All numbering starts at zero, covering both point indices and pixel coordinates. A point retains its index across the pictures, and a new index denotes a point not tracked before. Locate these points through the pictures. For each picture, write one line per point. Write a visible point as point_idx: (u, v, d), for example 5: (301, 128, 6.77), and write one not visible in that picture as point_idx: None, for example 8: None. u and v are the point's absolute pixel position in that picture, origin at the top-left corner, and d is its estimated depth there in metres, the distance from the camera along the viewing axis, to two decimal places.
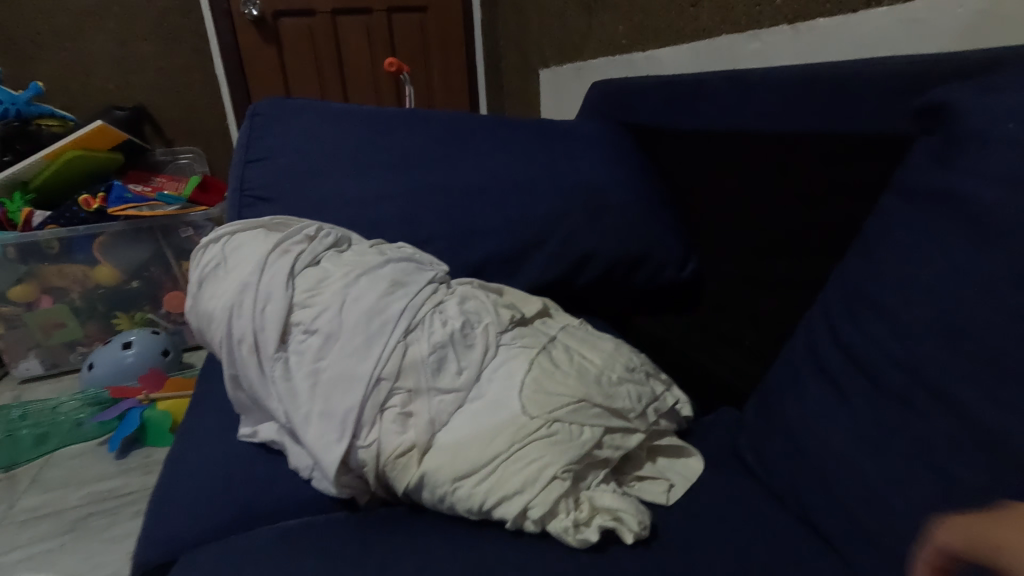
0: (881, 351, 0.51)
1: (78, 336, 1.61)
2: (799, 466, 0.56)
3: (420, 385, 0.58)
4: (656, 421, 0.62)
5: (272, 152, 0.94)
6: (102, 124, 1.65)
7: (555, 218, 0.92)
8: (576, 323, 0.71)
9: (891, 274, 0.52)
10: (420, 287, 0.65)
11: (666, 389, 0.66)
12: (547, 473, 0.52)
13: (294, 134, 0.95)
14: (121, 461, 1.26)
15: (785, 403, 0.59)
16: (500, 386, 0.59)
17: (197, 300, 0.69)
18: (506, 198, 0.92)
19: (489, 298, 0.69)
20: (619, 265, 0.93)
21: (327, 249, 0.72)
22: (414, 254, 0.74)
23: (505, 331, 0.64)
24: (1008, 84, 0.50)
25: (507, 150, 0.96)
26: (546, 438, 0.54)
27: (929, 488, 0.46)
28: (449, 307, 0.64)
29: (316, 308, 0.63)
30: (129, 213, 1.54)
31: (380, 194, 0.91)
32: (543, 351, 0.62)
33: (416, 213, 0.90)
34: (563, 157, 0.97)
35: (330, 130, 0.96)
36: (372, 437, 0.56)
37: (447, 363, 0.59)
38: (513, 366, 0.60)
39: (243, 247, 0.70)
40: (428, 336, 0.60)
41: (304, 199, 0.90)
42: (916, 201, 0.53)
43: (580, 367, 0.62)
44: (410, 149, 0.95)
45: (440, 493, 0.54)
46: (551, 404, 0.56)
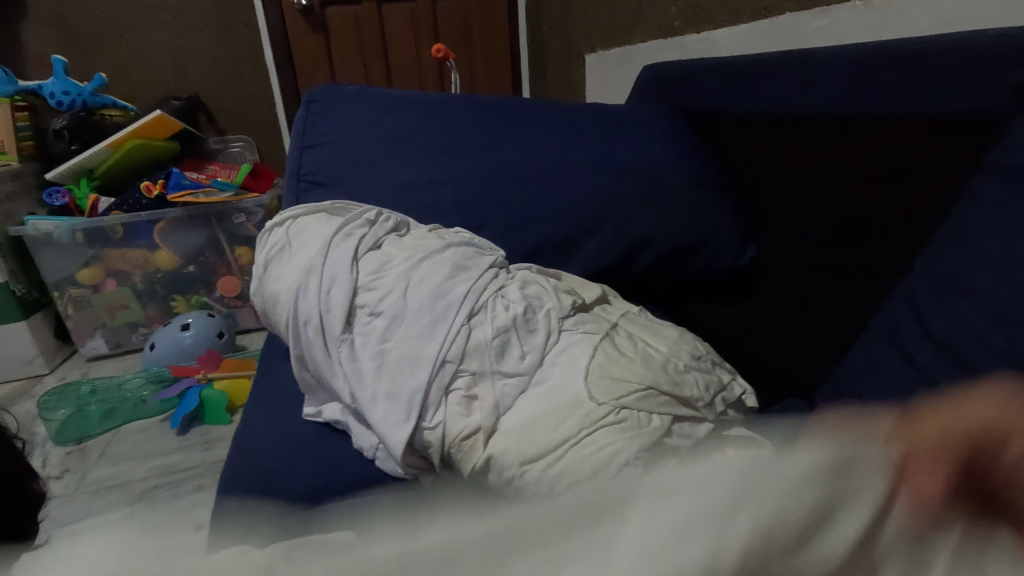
0: (978, 341, 0.48)
1: (139, 318, 1.68)
2: None
3: (484, 368, 0.58)
4: (723, 410, 0.60)
5: (329, 139, 0.96)
6: (161, 114, 1.71)
7: (611, 204, 0.90)
8: (636, 310, 0.70)
9: (988, 260, 0.49)
10: (481, 271, 0.65)
11: (732, 378, 0.64)
12: (619, 460, 0.51)
13: (351, 121, 0.97)
14: (182, 437, 1.31)
15: (863, 395, 0.57)
16: (564, 371, 0.58)
17: (263, 283, 0.71)
18: (561, 184, 0.91)
19: (549, 284, 0.68)
20: (676, 252, 0.91)
21: (387, 233, 0.73)
22: (473, 238, 0.74)
23: (566, 316, 0.64)
24: None
25: (562, 135, 0.95)
26: (614, 424, 0.53)
27: None
28: (511, 292, 0.64)
29: (380, 291, 0.63)
30: (187, 200, 1.59)
31: (435, 179, 0.91)
32: (606, 337, 0.61)
33: (471, 198, 0.90)
34: (619, 141, 0.95)
35: (385, 116, 0.97)
36: (437, 419, 0.57)
37: (510, 347, 0.59)
38: (576, 351, 0.60)
39: (307, 231, 0.72)
40: (491, 320, 0.60)
41: (361, 184, 0.91)
42: (1018, 182, 0.49)
43: (644, 354, 0.61)
44: (464, 134, 0.95)
45: (508, 477, 0.53)
46: (618, 389, 0.56)
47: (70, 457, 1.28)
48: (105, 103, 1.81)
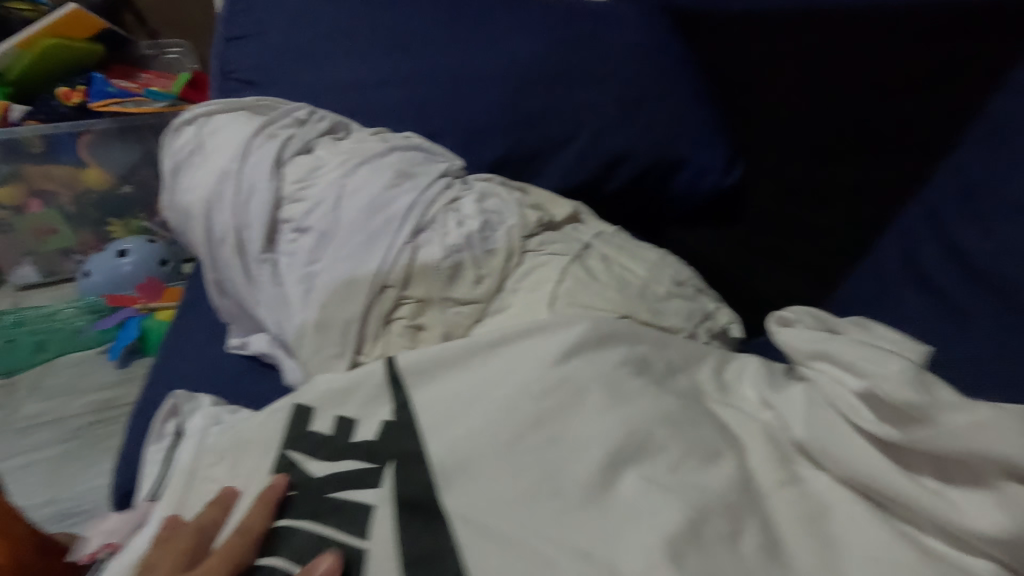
0: None
1: (73, 243, 1.51)
2: None
3: (432, 294, 0.49)
4: (708, 342, 0.52)
5: (258, 29, 0.82)
6: (77, 8, 1.48)
7: (591, 110, 0.79)
8: (612, 230, 0.61)
9: None
10: (431, 179, 0.55)
11: (717, 306, 0.56)
12: None
13: (284, 7, 0.82)
14: (122, 371, 1.21)
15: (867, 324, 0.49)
16: (529, 298, 0.49)
17: (173, 195, 0.59)
18: (535, 86, 0.78)
19: (513, 196, 0.58)
20: (659, 165, 0.80)
21: (321, 134, 0.60)
22: (423, 142, 0.62)
23: (531, 236, 0.54)
24: None
25: (536, 24, 0.80)
26: None
27: None
28: (465, 205, 0.54)
29: (308, 202, 0.53)
30: (114, 108, 1.40)
31: (388, 79, 0.79)
32: (577, 259, 0.52)
33: (430, 104, 0.78)
34: (600, 31, 0.80)
35: (326, 1, 0.81)
36: (377, 351, 0.49)
37: (464, 270, 0.50)
38: (544, 274, 0.51)
39: (223, 130, 0.60)
40: (440, 238, 0.51)
41: (293, 86, 0.79)
42: None
43: (621, 278, 0.52)
44: (421, 23, 0.80)
45: None
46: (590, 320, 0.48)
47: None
48: None
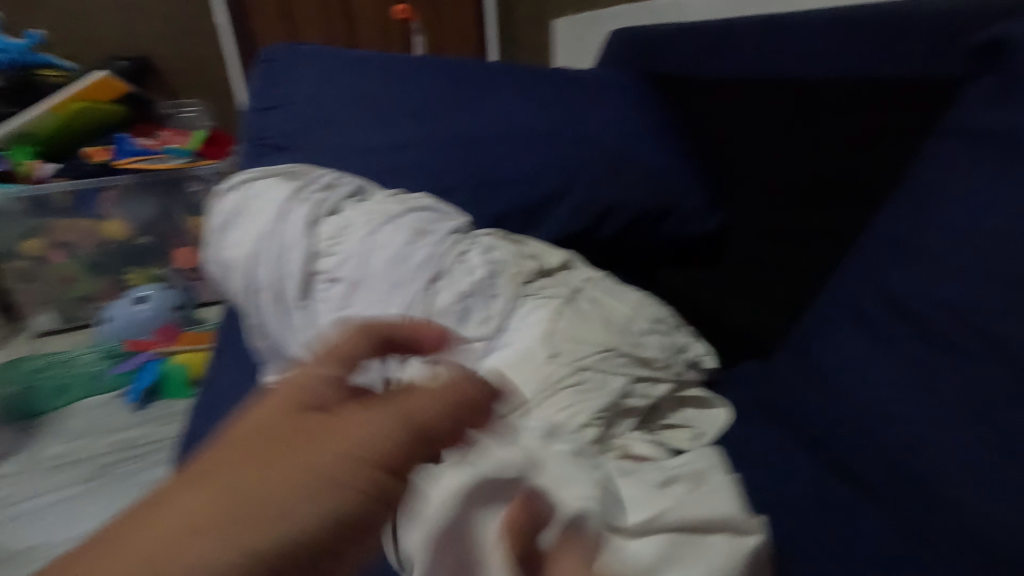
0: (930, 298, 0.47)
1: (92, 291, 1.57)
2: (827, 416, 0.53)
3: (447, 333, 0.57)
4: (683, 371, 0.59)
5: (288, 100, 0.91)
6: (106, 75, 1.52)
7: (581, 168, 0.89)
8: (600, 276, 0.70)
9: (941, 219, 0.48)
10: (445, 235, 0.64)
11: (692, 340, 0.63)
12: (577, 420, 0.50)
13: (313, 81, 0.92)
14: (141, 412, 1.26)
15: (820, 352, 0.55)
16: (530, 334, 0.57)
17: (217, 249, 0.68)
18: (531, 150, 0.88)
19: (514, 248, 0.67)
20: (643, 221, 0.89)
21: (347, 197, 0.70)
22: (433, 203, 0.72)
23: (531, 281, 0.63)
24: None
25: (530, 99, 0.93)
26: (575, 385, 0.52)
27: (977, 435, 0.42)
28: (474, 256, 0.63)
29: (339, 256, 0.62)
30: (137, 166, 1.46)
31: (400, 140, 0.88)
32: (569, 301, 0.61)
33: (435, 163, 0.87)
34: (579, 107, 0.93)
35: (347, 78, 0.92)
36: (401, 383, 0.56)
37: (473, 312, 0.58)
38: (540, 315, 0.59)
39: (262, 194, 0.69)
40: (453, 285, 0.59)
41: (317, 147, 0.87)
42: (970, 142, 0.49)
43: (607, 317, 0.60)
44: (432, 99, 0.91)
45: None
46: (580, 352, 0.54)
47: (22, 435, 1.21)
48: (44, 62, 1.57)
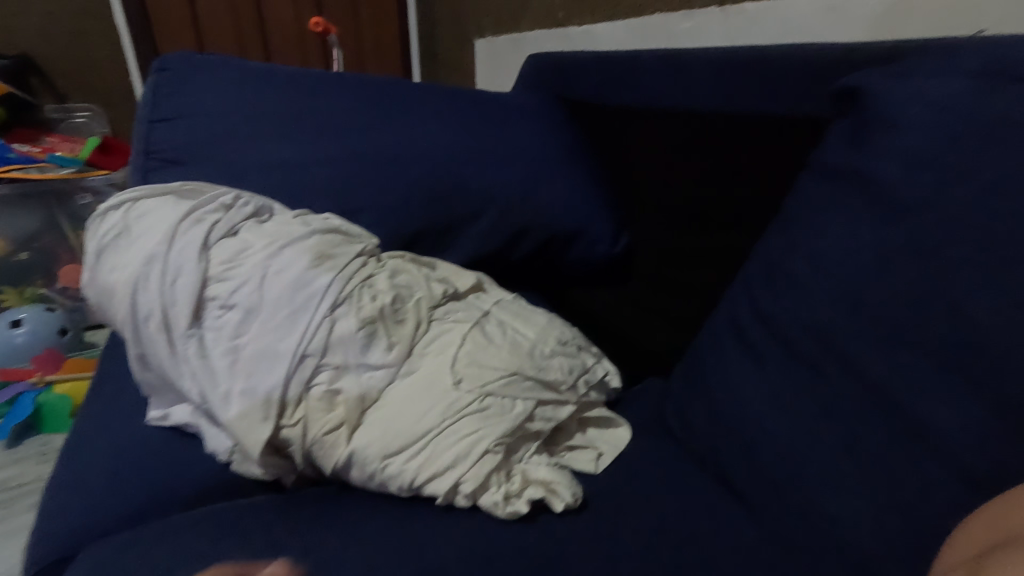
0: (798, 322, 0.51)
1: None
2: (713, 432, 0.56)
3: (348, 361, 0.55)
4: (586, 392, 0.61)
5: (186, 112, 0.86)
6: None
7: (495, 191, 0.90)
8: (509, 298, 0.70)
9: (806, 249, 0.53)
10: (349, 259, 0.62)
11: (595, 361, 0.65)
12: (478, 447, 0.50)
13: (214, 94, 0.87)
14: (13, 450, 1.12)
15: (707, 371, 0.59)
16: (434, 360, 0.57)
17: (95, 273, 0.62)
18: (444, 171, 0.89)
19: (421, 271, 0.67)
20: (554, 241, 0.93)
21: (246, 218, 0.67)
22: (339, 225, 0.70)
23: (438, 306, 0.63)
24: (916, 74, 0.52)
25: (444, 121, 0.93)
26: (477, 412, 0.52)
27: (835, 446, 0.47)
28: (379, 281, 0.62)
29: (233, 281, 0.58)
30: (14, 176, 1.32)
31: (309, 158, 0.85)
32: (476, 325, 0.61)
33: (346, 183, 0.85)
34: (492, 130, 0.94)
35: (251, 92, 0.88)
36: (298, 415, 0.54)
37: (377, 339, 0.57)
38: (446, 340, 0.59)
39: (150, 215, 0.64)
40: (356, 311, 0.58)
41: (218, 164, 0.83)
42: (829, 179, 0.54)
43: (513, 340, 0.60)
44: (343, 117, 0.89)
45: (369, 471, 0.51)
46: (484, 377, 0.55)
47: None
48: None
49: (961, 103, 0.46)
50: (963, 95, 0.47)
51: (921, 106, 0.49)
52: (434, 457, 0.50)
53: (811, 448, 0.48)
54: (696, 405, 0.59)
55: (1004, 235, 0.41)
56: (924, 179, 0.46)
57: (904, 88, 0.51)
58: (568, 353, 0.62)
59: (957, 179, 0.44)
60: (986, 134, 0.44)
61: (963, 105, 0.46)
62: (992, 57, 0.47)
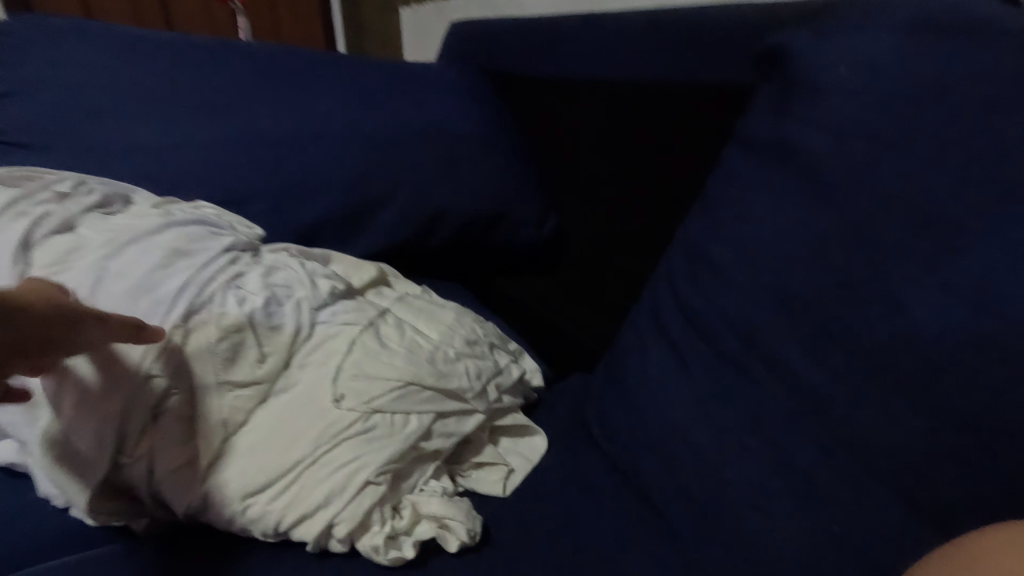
0: (721, 314, 0.46)
1: None
2: (636, 439, 0.50)
3: (206, 380, 0.46)
4: (499, 398, 0.54)
5: (28, 84, 0.72)
6: None
7: (404, 170, 0.81)
8: (415, 292, 0.62)
9: (731, 232, 0.47)
10: (212, 256, 0.52)
11: (511, 360, 0.58)
12: (357, 478, 0.43)
13: (62, 61, 0.73)
14: None
15: (628, 370, 0.53)
16: (313, 374, 0.48)
17: None
18: (346, 150, 0.79)
19: (307, 267, 0.57)
20: (474, 226, 0.85)
21: (88, 209, 0.55)
22: (208, 216, 0.59)
23: (323, 306, 0.54)
24: (843, 30, 0.46)
25: (344, 92, 0.82)
26: (359, 435, 0.45)
27: (762, 457, 0.42)
28: (250, 280, 0.52)
29: None
30: None
31: (183, 138, 0.73)
32: (369, 328, 0.53)
33: (228, 166, 0.74)
34: (402, 102, 0.84)
35: (111, 60, 0.75)
36: (143, 450, 0.44)
37: (245, 350, 0.48)
38: (331, 348, 0.50)
39: None
40: (217, 320, 0.48)
41: (69, 147, 0.70)
42: (754, 152, 0.48)
43: (412, 343, 0.52)
44: (224, 88, 0.77)
45: (229, 514, 0.43)
46: (370, 392, 0.47)
47: None
48: None
49: (891, 64, 0.42)
50: (893, 55, 0.42)
51: (851, 67, 0.43)
52: (305, 493, 0.43)
53: (737, 457, 0.43)
54: (617, 408, 0.53)
55: (937, 213, 0.37)
56: (853, 151, 0.41)
57: (832, 48, 0.45)
58: (478, 355, 0.55)
59: (887, 150, 0.40)
60: (917, 97, 0.40)
61: (893, 66, 0.41)
62: (921, 13, 0.42)
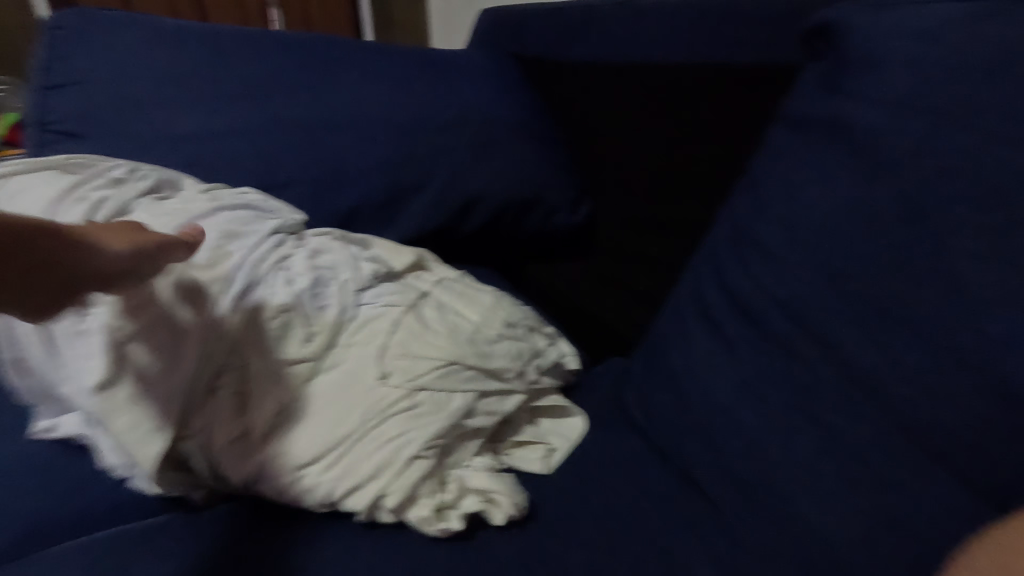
0: (767, 295, 0.45)
1: None
2: (677, 421, 0.50)
3: (258, 357, 0.48)
4: (537, 378, 0.55)
5: (83, 76, 0.75)
6: None
7: (440, 156, 0.82)
8: (455, 276, 0.63)
9: (777, 212, 0.46)
10: (262, 240, 0.54)
11: (549, 343, 0.59)
12: (404, 452, 0.44)
13: (114, 53, 0.76)
14: None
15: (669, 351, 0.53)
16: (359, 352, 0.49)
17: None
18: (383, 136, 0.80)
19: (350, 250, 0.58)
20: (507, 211, 0.85)
21: (143, 194, 0.58)
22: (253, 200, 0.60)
23: (367, 288, 0.55)
24: (898, 4, 0.45)
25: (381, 80, 0.83)
26: (406, 411, 0.46)
27: (809, 437, 0.41)
28: (297, 263, 0.54)
29: None
30: None
31: (228, 127, 0.75)
32: (411, 309, 0.53)
33: (271, 154, 0.76)
34: (437, 89, 0.85)
35: (159, 51, 0.77)
36: (199, 424, 0.46)
37: (294, 329, 0.50)
38: (375, 328, 0.51)
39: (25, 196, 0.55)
40: (268, 301, 0.50)
41: (121, 136, 0.73)
42: (801, 131, 0.48)
43: (452, 324, 0.54)
44: (266, 78, 0.79)
45: (281, 485, 0.45)
46: (415, 369, 0.48)
47: None
48: None
49: (949, 36, 0.40)
50: (953, 25, 0.41)
51: (907, 39, 0.42)
52: (355, 466, 0.44)
53: (784, 439, 0.43)
54: (658, 390, 0.53)
55: (1000, 188, 0.36)
56: (908, 126, 0.40)
57: (885, 23, 0.44)
58: (517, 336, 0.56)
59: (945, 123, 0.39)
60: (979, 69, 0.38)
61: (951, 37, 0.40)
62: None
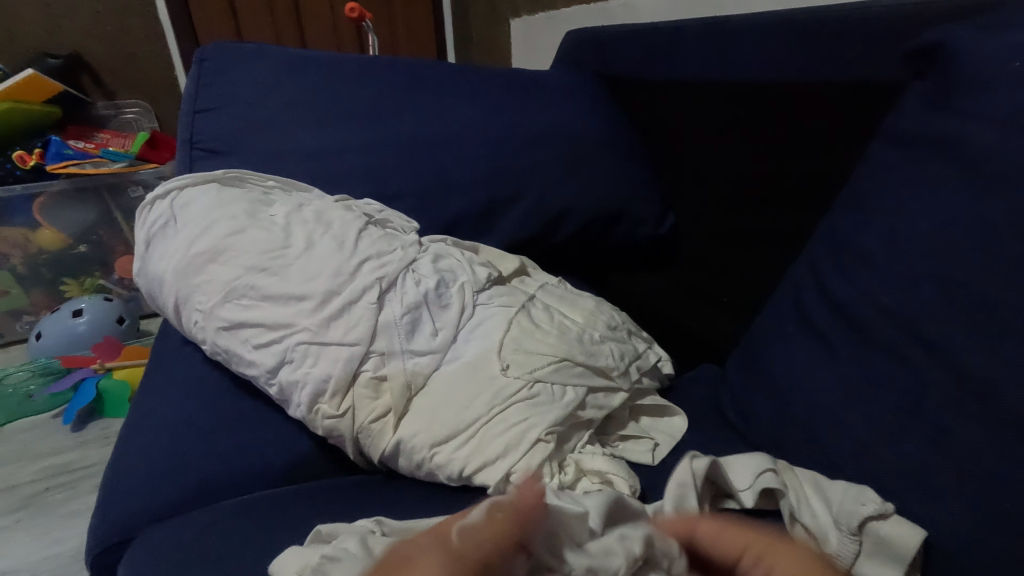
0: (873, 304, 0.47)
1: (24, 305, 1.41)
2: (777, 422, 0.53)
3: (393, 347, 0.54)
4: (638, 378, 0.59)
5: (227, 100, 0.85)
6: (33, 73, 1.37)
7: (537, 170, 0.87)
8: (555, 281, 0.68)
9: (883, 224, 0.48)
10: (393, 245, 0.61)
11: (647, 346, 0.63)
12: (529, 435, 0.49)
13: (255, 81, 0.86)
14: (79, 434, 1.17)
15: (769, 357, 0.56)
16: (480, 346, 0.55)
17: (145, 263, 0.63)
18: (485, 152, 0.87)
19: (465, 256, 0.65)
20: (597, 222, 0.90)
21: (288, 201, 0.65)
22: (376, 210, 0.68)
23: (482, 290, 0.61)
24: (1009, 23, 0.46)
25: (483, 102, 0.90)
26: (526, 399, 0.51)
27: (918, 438, 0.43)
28: (422, 266, 0.60)
29: (275, 274, 0.56)
30: (71, 170, 1.33)
31: (350, 144, 0.84)
32: (522, 310, 0.59)
33: (387, 167, 0.84)
34: (533, 109, 0.91)
35: (292, 79, 0.87)
36: (345, 405, 0.52)
37: (422, 324, 0.56)
38: (492, 325, 0.57)
39: (193, 203, 0.63)
40: (400, 297, 0.56)
41: (259, 152, 0.82)
42: (907, 147, 0.49)
43: (561, 325, 0.58)
44: (381, 100, 0.88)
45: (417, 460, 0.51)
46: (532, 363, 0.53)
47: None
48: None
49: None
50: None
51: (1021, 58, 0.43)
52: (485, 446, 0.50)
53: (891, 439, 0.45)
54: (758, 393, 0.56)
55: None
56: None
57: (998, 40, 0.46)
58: (618, 338, 0.60)
59: None
60: None
61: None
62: None
